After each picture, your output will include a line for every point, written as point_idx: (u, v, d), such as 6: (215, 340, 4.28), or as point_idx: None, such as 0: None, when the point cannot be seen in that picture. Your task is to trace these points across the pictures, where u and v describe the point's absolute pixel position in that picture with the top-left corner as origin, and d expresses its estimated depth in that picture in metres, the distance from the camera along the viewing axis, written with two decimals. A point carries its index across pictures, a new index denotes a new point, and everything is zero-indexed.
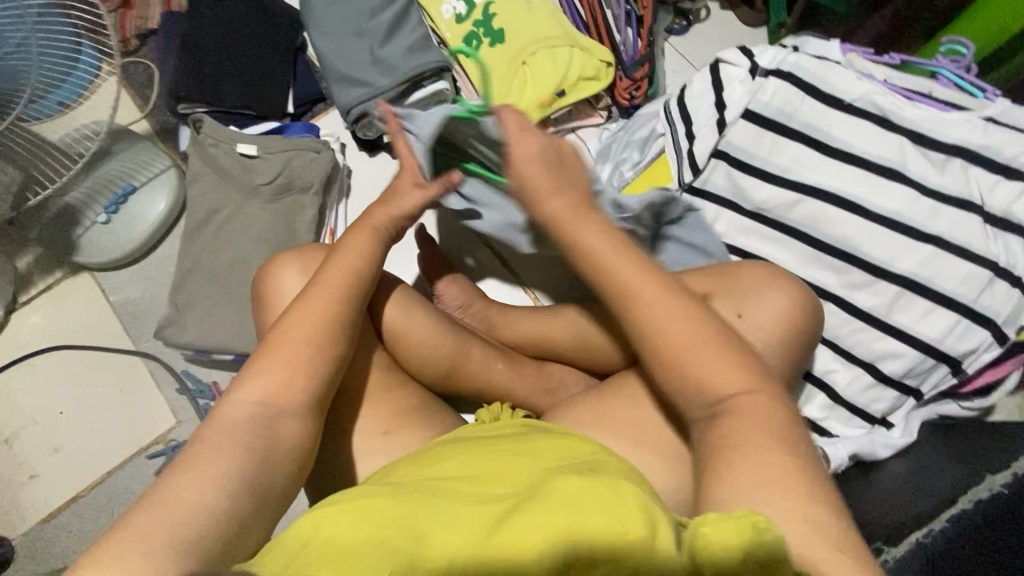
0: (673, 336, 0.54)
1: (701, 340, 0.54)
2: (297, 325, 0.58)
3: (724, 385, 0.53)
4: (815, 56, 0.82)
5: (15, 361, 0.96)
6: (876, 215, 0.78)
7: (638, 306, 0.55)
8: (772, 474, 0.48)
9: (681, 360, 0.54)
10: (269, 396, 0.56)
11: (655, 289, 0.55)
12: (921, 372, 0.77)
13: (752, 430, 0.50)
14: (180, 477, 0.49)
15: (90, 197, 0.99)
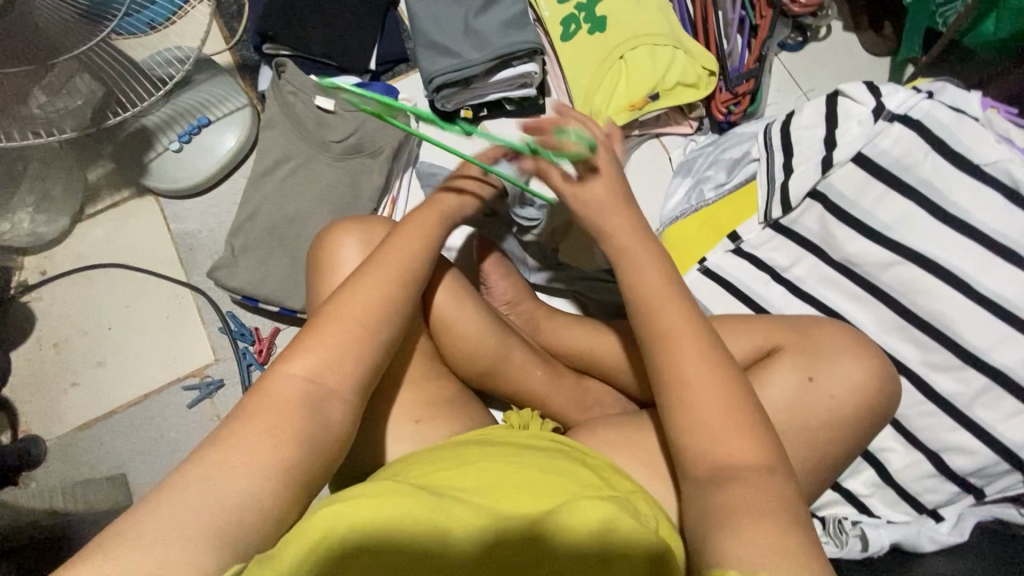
0: (699, 405, 0.52)
1: (714, 403, 0.52)
2: (352, 300, 0.58)
3: (726, 451, 0.51)
4: (951, 106, 0.74)
5: (74, 270, 0.98)
6: (981, 296, 0.71)
7: (675, 350, 0.55)
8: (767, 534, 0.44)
9: (685, 403, 0.53)
10: (321, 372, 0.55)
11: (689, 340, 0.55)
12: (991, 473, 0.71)
13: (757, 498, 0.47)
14: (232, 438, 0.50)
15: (166, 123, 0.99)
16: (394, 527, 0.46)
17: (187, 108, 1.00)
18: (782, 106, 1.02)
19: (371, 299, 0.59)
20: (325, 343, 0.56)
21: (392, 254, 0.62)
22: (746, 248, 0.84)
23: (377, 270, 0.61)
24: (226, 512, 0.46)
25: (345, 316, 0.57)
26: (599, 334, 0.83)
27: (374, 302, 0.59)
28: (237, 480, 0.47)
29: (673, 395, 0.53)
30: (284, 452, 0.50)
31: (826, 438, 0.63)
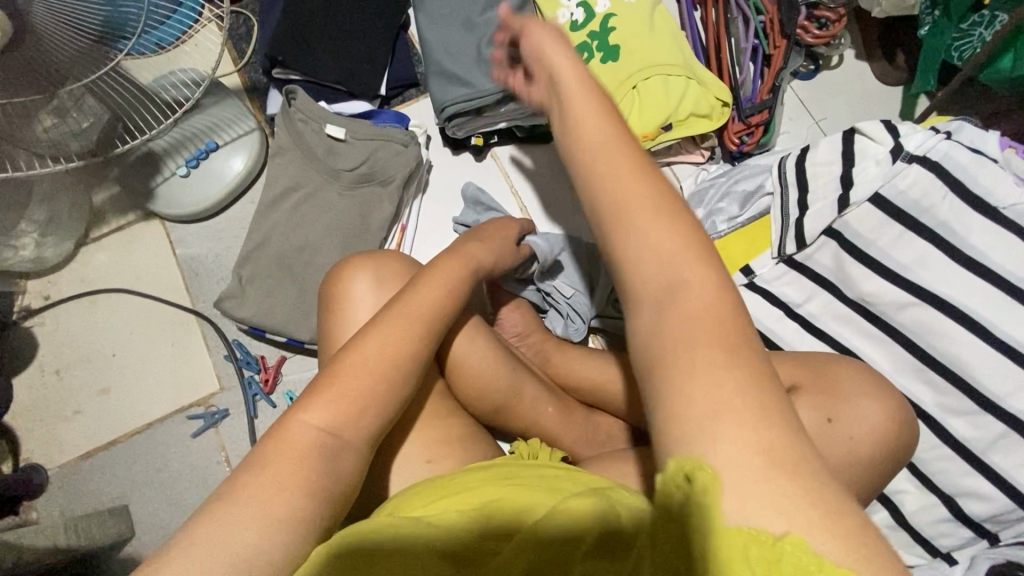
0: (702, 404, 0.34)
1: (715, 377, 0.34)
2: (374, 348, 0.56)
3: (743, 465, 0.32)
4: (970, 148, 0.74)
5: (78, 295, 0.97)
6: (998, 340, 0.70)
7: (608, 162, 0.42)
8: (791, 503, 0.31)
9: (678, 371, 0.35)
10: (337, 425, 0.52)
11: (695, 308, 0.37)
12: (1006, 520, 0.70)
13: (765, 472, 0.31)
14: (239, 500, 0.45)
15: (174, 147, 0.98)
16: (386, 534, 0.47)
17: (195, 131, 0.99)
18: (793, 136, 1.02)
19: (397, 342, 0.57)
20: (356, 384, 0.54)
21: (420, 296, 0.61)
22: (758, 282, 0.83)
23: (412, 325, 0.59)
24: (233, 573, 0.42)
25: (373, 358, 0.55)
26: (613, 369, 0.82)
27: (401, 346, 0.57)
28: (256, 519, 0.44)
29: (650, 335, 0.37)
30: (295, 514, 0.46)
31: (849, 488, 0.62)
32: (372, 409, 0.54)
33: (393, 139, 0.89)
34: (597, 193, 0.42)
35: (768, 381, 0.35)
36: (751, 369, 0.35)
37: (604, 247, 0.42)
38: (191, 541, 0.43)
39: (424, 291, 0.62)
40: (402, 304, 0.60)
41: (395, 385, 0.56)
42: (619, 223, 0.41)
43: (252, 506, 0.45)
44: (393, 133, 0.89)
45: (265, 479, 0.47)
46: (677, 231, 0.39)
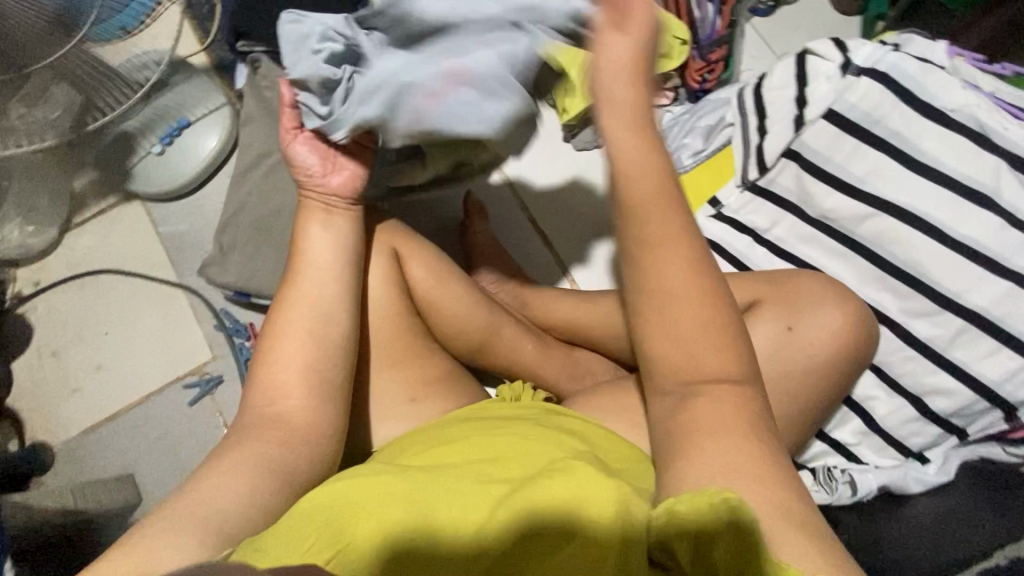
0: (686, 355, 0.53)
1: (685, 307, 0.53)
2: (299, 314, 0.58)
3: (704, 372, 0.52)
4: (918, 57, 0.75)
5: (67, 278, 1.00)
6: (953, 240, 0.72)
7: (652, 254, 0.54)
8: (742, 466, 0.46)
9: (665, 307, 0.53)
10: (275, 387, 0.56)
11: (679, 263, 0.54)
12: (971, 413, 0.73)
13: (723, 415, 0.50)
14: (211, 472, 0.50)
15: (147, 126, 1.00)
16: (401, 522, 0.48)
17: (166, 110, 1.01)
18: (755, 72, 1.03)
19: (309, 304, 0.59)
20: (286, 353, 0.57)
21: (315, 255, 0.61)
22: (726, 211, 0.85)
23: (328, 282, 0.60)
24: (214, 513, 0.47)
25: (293, 323, 0.58)
26: (587, 304, 0.84)
27: (320, 303, 0.59)
28: (229, 483, 0.50)
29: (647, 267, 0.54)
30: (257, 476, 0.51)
31: (808, 387, 0.65)
32: (313, 359, 0.57)
33: None
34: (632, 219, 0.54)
35: (727, 311, 0.54)
36: (718, 297, 0.54)
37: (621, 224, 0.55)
38: (169, 510, 0.47)
39: (320, 250, 0.61)
40: (302, 270, 0.60)
41: (326, 333, 0.58)
42: (645, 246, 0.54)
43: (219, 480, 0.50)
44: None
45: (235, 454, 0.52)
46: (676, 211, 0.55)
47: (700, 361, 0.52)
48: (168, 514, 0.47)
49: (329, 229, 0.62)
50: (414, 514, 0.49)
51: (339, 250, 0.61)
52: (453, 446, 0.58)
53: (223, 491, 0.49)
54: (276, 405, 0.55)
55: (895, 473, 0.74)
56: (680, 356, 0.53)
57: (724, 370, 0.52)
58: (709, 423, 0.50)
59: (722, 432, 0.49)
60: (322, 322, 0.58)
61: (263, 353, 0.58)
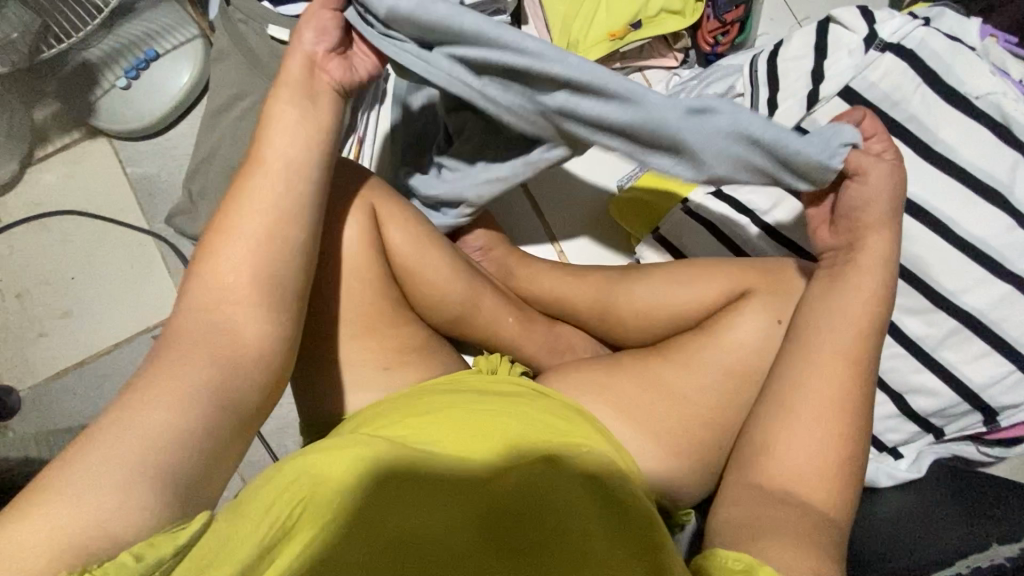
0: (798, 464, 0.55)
1: (813, 425, 0.55)
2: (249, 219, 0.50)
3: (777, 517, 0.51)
4: (948, 35, 0.70)
5: (30, 218, 0.94)
6: (960, 239, 0.69)
7: (791, 398, 0.57)
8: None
9: (791, 416, 0.56)
10: (228, 300, 0.48)
11: (829, 387, 0.56)
12: (951, 414, 0.72)
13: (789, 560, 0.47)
14: (145, 394, 0.43)
15: (112, 57, 0.93)
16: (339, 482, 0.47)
17: (132, 40, 0.93)
18: (773, 37, 0.95)
19: (263, 224, 0.50)
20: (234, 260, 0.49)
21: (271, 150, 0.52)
22: (727, 190, 0.80)
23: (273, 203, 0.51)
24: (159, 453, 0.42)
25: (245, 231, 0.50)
26: (574, 278, 0.81)
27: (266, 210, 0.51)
28: (167, 415, 0.43)
29: (811, 384, 0.57)
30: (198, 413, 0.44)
31: None
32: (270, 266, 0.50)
33: None
34: (808, 375, 0.57)
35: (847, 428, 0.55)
36: (829, 403, 0.56)
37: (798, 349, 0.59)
38: (95, 449, 0.41)
39: (280, 141, 0.52)
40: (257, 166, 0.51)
41: (277, 271, 0.50)
42: (792, 385, 0.57)
43: (154, 407, 0.43)
44: None
45: (166, 382, 0.44)
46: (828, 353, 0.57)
47: (803, 468, 0.54)
48: (104, 452, 0.41)
49: (295, 118, 0.53)
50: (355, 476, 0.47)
51: (292, 149, 0.52)
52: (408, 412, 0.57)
53: (162, 429, 0.42)
54: (218, 323, 0.48)
55: (867, 467, 0.73)
56: (784, 466, 0.55)
57: (822, 497, 0.54)
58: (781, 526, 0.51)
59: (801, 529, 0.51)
60: (273, 242, 0.50)
61: (208, 249, 0.50)
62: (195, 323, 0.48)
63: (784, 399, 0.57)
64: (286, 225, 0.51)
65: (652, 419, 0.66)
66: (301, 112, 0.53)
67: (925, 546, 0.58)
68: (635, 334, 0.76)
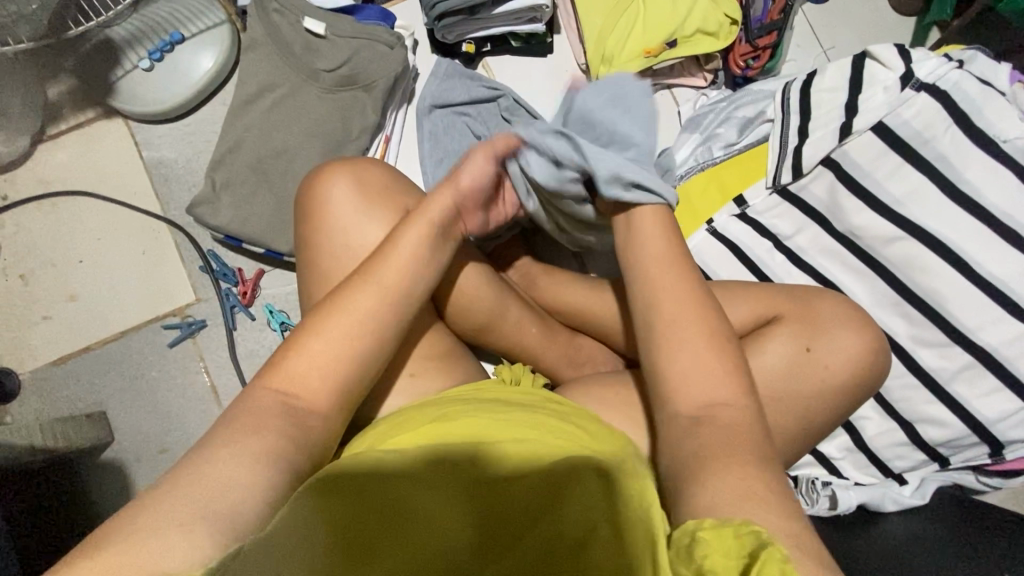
0: (688, 366, 0.53)
1: (694, 332, 0.54)
2: (355, 304, 0.54)
3: (713, 394, 0.51)
4: (980, 79, 0.72)
5: (38, 196, 0.91)
6: (980, 277, 0.71)
7: (666, 331, 0.55)
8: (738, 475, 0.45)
9: (670, 337, 0.54)
10: (298, 395, 0.51)
11: (685, 292, 0.57)
12: (958, 445, 0.74)
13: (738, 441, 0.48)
14: (214, 460, 0.45)
15: (135, 37, 0.90)
16: (341, 499, 0.46)
17: (158, 21, 0.91)
18: (800, 65, 0.96)
19: (364, 309, 0.54)
20: (328, 337, 0.53)
21: (389, 264, 0.57)
22: (751, 214, 0.81)
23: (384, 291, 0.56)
24: (217, 503, 0.42)
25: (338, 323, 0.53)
26: (599, 293, 0.81)
27: (368, 313, 0.54)
28: (230, 477, 0.44)
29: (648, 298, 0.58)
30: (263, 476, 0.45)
31: (815, 409, 0.65)
32: (349, 359, 0.53)
33: (378, 39, 0.83)
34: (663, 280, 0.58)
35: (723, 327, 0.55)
36: (711, 314, 0.56)
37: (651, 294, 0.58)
38: (158, 501, 0.42)
39: (404, 246, 0.58)
40: (366, 276, 0.56)
41: (357, 356, 0.53)
42: (665, 325, 0.55)
43: (221, 468, 0.44)
44: (379, 33, 0.82)
45: (234, 442, 0.46)
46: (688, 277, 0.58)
47: (711, 395, 0.51)
48: (164, 506, 0.42)
49: (419, 235, 0.59)
50: (354, 490, 0.47)
51: (406, 276, 0.57)
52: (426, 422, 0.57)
53: (221, 491, 0.43)
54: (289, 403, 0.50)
55: (874, 492, 0.75)
56: (687, 384, 0.52)
57: (727, 394, 0.51)
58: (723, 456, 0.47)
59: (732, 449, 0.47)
60: (356, 347, 0.53)
61: (297, 341, 0.53)
62: (259, 399, 0.50)
63: (660, 325, 0.56)
64: (377, 315, 0.55)
65: None
66: (418, 245, 0.58)
67: (931, 566, 0.60)
68: None
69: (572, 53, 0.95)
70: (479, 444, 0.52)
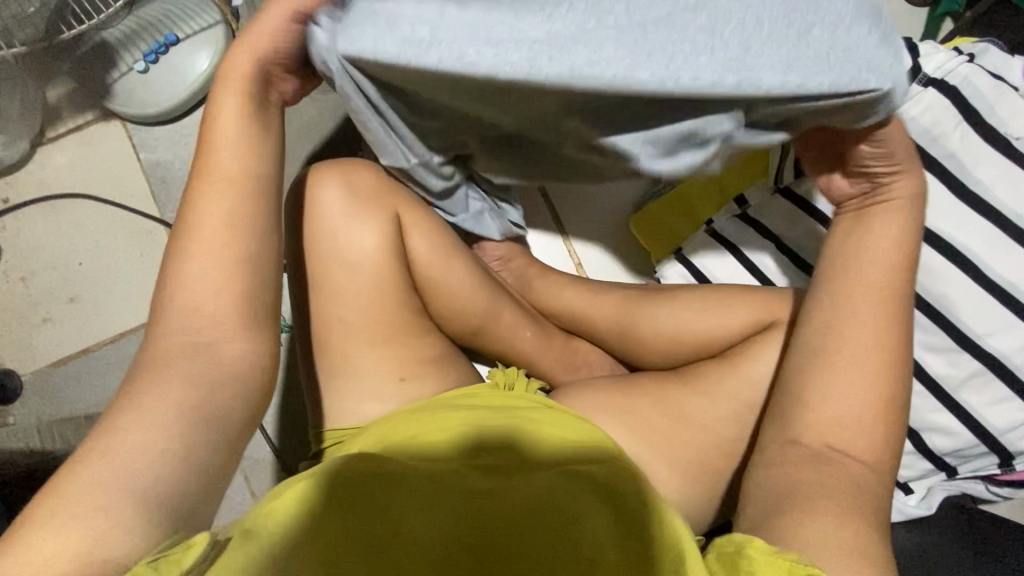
0: (842, 405, 0.51)
1: (854, 361, 0.52)
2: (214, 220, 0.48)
3: (845, 436, 0.50)
4: (992, 73, 0.69)
5: (38, 199, 0.92)
6: (990, 281, 0.68)
7: (858, 348, 0.53)
8: (842, 526, 0.44)
9: (834, 362, 0.52)
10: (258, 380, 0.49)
11: (868, 319, 0.53)
12: (966, 454, 0.72)
13: (840, 489, 0.47)
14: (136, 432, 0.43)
15: (130, 39, 0.90)
16: (354, 519, 0.46)
17: (153, 23, 0.91)
18: None
19: (222, 208, 0.48)
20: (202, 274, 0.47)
21: (224, 155, 0.49)
22: (752, 214, 0.80)
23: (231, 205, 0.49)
24: (130, 482, 0.41)
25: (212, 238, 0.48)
26: (595, 295, 0.80)
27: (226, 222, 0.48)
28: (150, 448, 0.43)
29: (829, 313, 0.54)
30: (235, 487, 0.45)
31: None
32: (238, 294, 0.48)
33: None
34: (835, 314, 0.54)
35: (890, 366, 0.52)
36: (882, 346, 0.53)
37: (816, 307, 0.56)
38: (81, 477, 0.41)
39: (225, 147, 0.49)
40: (208, 174, 0.49)
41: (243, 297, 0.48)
42: (821, 355, 0.53)
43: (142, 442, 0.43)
44: None
45: (156, 404, 0.44)
46: (876, 319, 0.53)
47: (844, 438, 0.50)
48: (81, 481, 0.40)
49: (235, 115, 0.49)
50: (364, 515, 0.47)
51: (261, 165, 0.50)
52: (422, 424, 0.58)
53: (139, 467, 0.42)
54: (195, 340, 0.47)
55: (878, 501, 0.73)
56: (836, 400, 0.51)
57: (865, 451, 0.50)
58: (815, 490, 0.47)
59: (840, 491, 0.47)
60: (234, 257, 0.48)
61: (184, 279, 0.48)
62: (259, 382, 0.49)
63: (825, 341, 0.54)
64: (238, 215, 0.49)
65: (671, 444, 0.65)
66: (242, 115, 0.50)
67: None
68: (655, 356, 0.75)
69: None
70: (479, 437, 0.56)
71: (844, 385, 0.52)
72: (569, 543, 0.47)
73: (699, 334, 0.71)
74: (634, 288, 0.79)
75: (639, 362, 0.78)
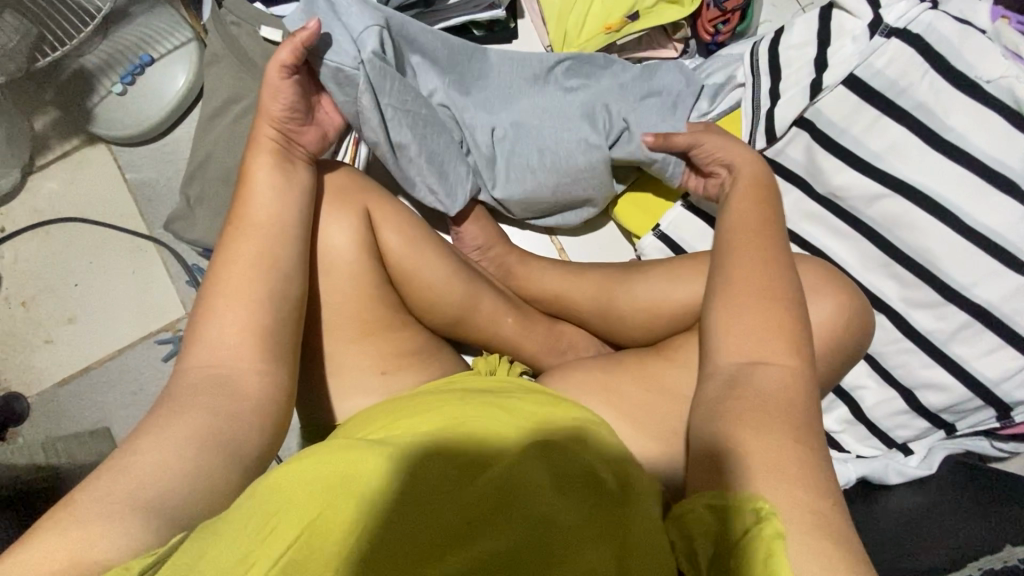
0: (740, 326, 0.51)
1: (748, 290, 0.53)
2: (242, 249, 0.56)
3: (748, 351, 0.50)
4: (957, 18, 0.67)
5: (33, 226, 0.95)
6: (971, 230, 0.67)
7: (749, 275, 0.54)
8: (776, 454, 0.43)
9: (730, 293, 0.53)
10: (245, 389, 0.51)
11: (758, 256, 0.55)
12: (962, 409, 0.70)
13: (762, 409, 0.46)
14: (142, 446, 0.46)
15: (107, 63, 0.93)
16: (333, 494, 0.43)
17: (128, 45, 0.93)
18: (775, 24, 0.92)
19: (246, 249, 0.56)
20: (223, 304, 0.54)
21: (254, 207, 0.58)
22: None
23: (255, 242, 0.57)
24: (139, 490, 0.43)
25: (232, 279, 0.55)
26: (575, 277, 0.80)
27: (252, 255, 0.56)
28: (152, 462, 0.45)
29: (727, 253, 0.57)
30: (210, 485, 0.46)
31: None
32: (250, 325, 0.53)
33: None
34: (727, 257, 0.56)
35: (784, 286, 0.53)
36: (780, 273, 0.54)
37: (717, 255, 0.57)
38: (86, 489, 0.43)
39: (258, 203, 0.59)
40: (241, 224, 0.58)
41: (258, 322, 0.54)
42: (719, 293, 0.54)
43: (142, 455, 0.45)
44: None
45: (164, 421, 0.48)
46: (762, 252, 0.55)
47: (753, 345, 0.50)
48: (89, 493, 0.43)
49: (270, 180, 0.60)
50: (345, 487, 0.44)
51: (279, 212, 0.59)
52: (409, 409, 0.56)
53: (145, 477, 0.44)
54: (215, 377, 0.52)
55: (876, 464, 0.72)
56: (740, 330, 0.51)
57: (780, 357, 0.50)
58: (754, 409, 0.46)
59: (769, 413, 0.46)
60: (255, 283, 0.55)
61: (200, 310, 0.54)
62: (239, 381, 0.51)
63: (717, 282, 0.55)
64: (270, 246, 0.57)
65: (656, 419, 0.64)
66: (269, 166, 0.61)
67: (946, 543, 0.56)
68: (638, 334, 0.75)
69: (537, 36, 0.94)
70: (462, 410, 0.54)
71: (739, 311, 0.52)
72: (561, 524, 0.44)
73: (677, 310, 0.71)
74: (614, 267, 0.78)
75: (623, 342, 0.78)
